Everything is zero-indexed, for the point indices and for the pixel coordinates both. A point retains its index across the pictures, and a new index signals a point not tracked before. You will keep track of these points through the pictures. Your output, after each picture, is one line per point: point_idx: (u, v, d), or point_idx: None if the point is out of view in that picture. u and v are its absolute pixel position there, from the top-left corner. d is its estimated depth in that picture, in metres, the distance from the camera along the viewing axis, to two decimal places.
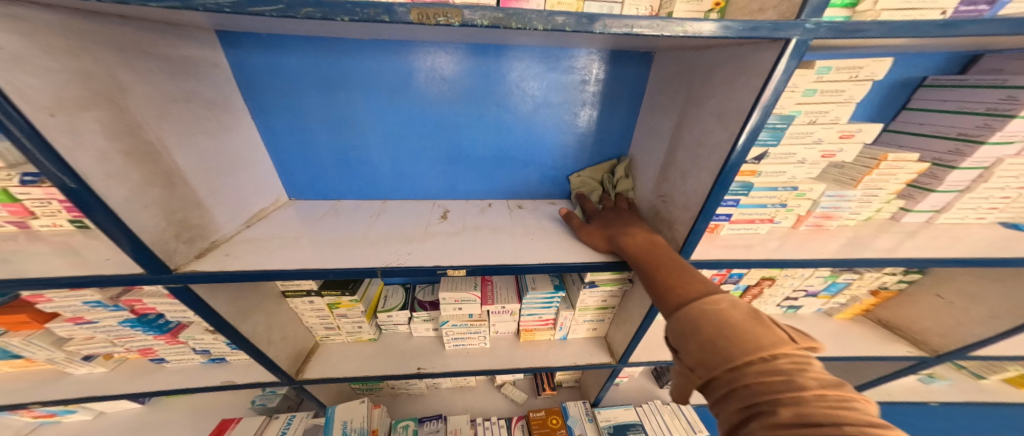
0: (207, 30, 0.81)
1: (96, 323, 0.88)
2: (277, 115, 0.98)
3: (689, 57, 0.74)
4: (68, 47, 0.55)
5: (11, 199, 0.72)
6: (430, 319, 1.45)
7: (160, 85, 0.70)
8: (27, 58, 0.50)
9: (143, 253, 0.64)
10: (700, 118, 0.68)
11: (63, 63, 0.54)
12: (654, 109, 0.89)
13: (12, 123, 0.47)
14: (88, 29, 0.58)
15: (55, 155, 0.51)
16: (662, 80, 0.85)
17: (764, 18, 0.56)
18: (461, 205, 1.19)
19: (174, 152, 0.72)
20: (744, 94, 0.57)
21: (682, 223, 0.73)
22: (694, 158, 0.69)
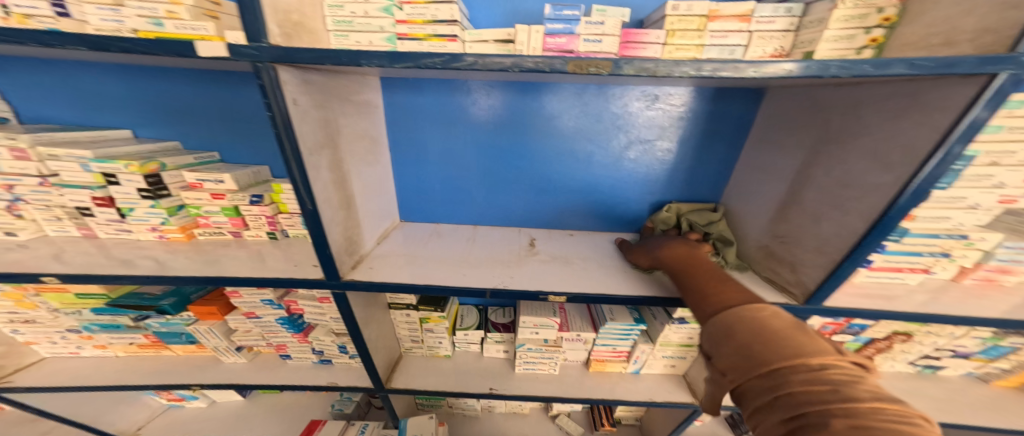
0: (371, 77, 1.04)
1: (260, 319, 1.13)
2: (402, 147, 1.20)
3: (825, 94, 0.74)
4: (322, 101, 0.74)
5: (237, 214, 0.98)
6: (503, 341, 1.48)
7: (352, 125, 0.91)
8: (308, 113, 0.70)
9: (329, 260, 0.83)
10: (844, 158, 0.68)
11: (320, 113, 0.74)
12: (769, 144, 0.90)
13: (291, 155, 0.66)
14: (328, 84, 0.78)
15: (306, 180, 0.70)
16: (789, 116, 0.84)
17: (955, 51, 0.54)
18: (547, 234, 1.25)
19: (353, 178, 0.92)
20: (925, 135, 0.54)
21: (817, 266, 0.72)
22: (837, 198, 0.69)
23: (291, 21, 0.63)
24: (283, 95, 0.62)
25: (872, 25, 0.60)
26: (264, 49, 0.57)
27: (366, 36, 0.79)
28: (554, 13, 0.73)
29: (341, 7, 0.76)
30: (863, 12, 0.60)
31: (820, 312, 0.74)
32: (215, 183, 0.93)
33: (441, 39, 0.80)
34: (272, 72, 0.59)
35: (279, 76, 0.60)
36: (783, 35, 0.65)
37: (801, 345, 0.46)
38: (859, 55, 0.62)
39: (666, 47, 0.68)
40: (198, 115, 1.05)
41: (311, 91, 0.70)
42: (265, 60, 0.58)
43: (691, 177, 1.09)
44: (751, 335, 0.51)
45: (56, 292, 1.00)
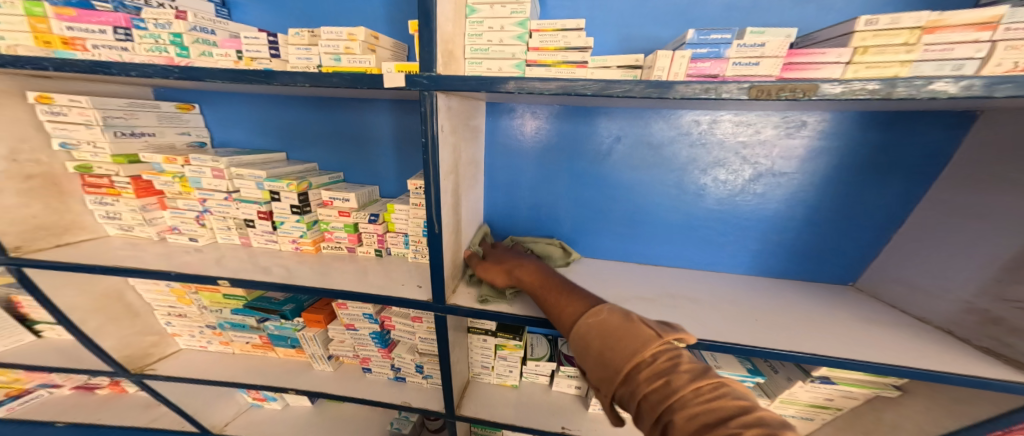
0: (481, 103, 1.08)
1: (357, 331, 1.19)
2: (498, 172, 1.21)
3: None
4: (454, 128, 0.82)
5: (354, 230, 1.08)
6: (576, 375, 1.33)
7: (468, 150, 0.98)
8: (446, 138, 0.78)
9: (439, 279, 0.86)
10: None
11: (451, 140, 0.81)
12: (979, 179, 0.74)
13: (432, 174, 0.74)
14: (458, 112, 0.85)
15: (438, 200, 0.77)
16: (1016, 146, 0.68)
17: None
18: (645, 270, 1.13)
19: (462, 201, 0.97)
20: None
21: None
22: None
23: (447, 51, 0.73)
24: (435, 119, 0.71)
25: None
26: (434, 78, 0.67)
27: (497, 63, 0.84)
28: (699, 37, 0.68)
29: (480, 37, 0.83)
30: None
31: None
32: (343, 202, 1.05)
33: (572, 66, 0.81)
34: (432, 98, 0.69)
35: (434, 102, 0.69)
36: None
37: (625, 346, 0.55)
38: None
39: (849, 67, 0.59)
40: (324, 136, 1.20)
41: (450, 116, 0.79)
42: (432, 89, 0.68)
43: (841, 216, 0.92)
44: (602, 341, 0.58)
45: (211, 291, 1.14)
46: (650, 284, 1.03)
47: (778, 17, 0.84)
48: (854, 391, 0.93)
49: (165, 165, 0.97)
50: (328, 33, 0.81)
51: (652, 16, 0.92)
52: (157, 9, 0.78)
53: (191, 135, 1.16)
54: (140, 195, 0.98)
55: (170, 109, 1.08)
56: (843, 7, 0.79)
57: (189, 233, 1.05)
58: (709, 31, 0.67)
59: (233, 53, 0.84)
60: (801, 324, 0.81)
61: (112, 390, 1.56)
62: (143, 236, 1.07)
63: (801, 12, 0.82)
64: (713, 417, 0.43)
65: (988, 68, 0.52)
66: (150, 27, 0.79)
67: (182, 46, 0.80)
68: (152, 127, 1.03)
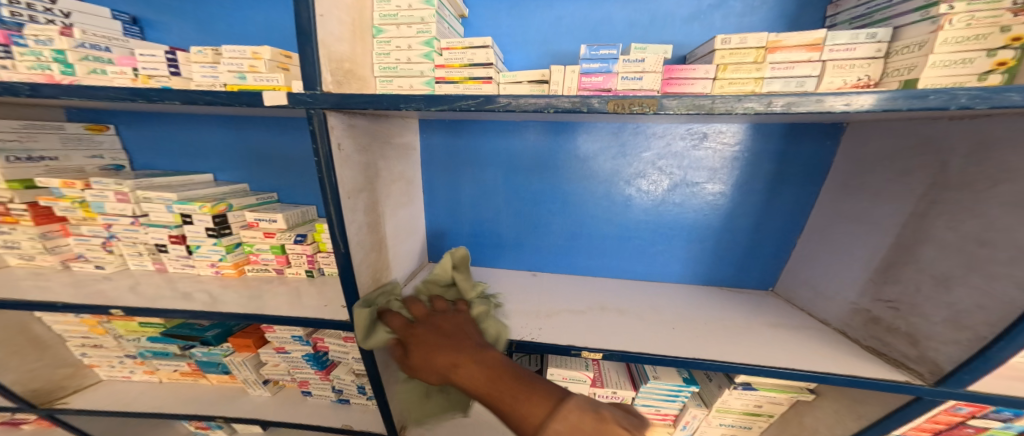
0: (410, 120, 1.09)
1: (288, 354, 1.15)
2: (436, 189, 1.21)
3: (934, 128, 0.64)
4: (364, 147, 0.82)
5: (281, 252, 1.05)
6: None
7: (391, 167, 0.97)
8: (350, 157, 0.77)
9: (353, 300, 0.84)
10: (977, 209, 0.56)
11: (361, 158, 0.81)
12: (854, 186, 0.78)
13: (329, 194, 0.72)
14: (372, 130, 0.85)
15: (341, 219, 0.75)
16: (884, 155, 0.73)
17: None
18: (581, 281, 1.13)
19: (386, 219, 0.97)
20: None
21: (956, 342, 0.58)
22: (972, 258, 0.56)
23: (343, 69, 0.73)
24: (330, 138, 0.69)
25: (995, 47, 0.49)
26: (318, 97, 0.65)
27: (407, 80, 0.84)
28: (590, 53, 0.71)
29: (388, 56, 0.83)
30: (981, 32, 0.48)
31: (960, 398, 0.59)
32: (269, 223, 1.02)
33: (477, 82, 0.82)
34: (323, 117, 0.67)
35: (327, 121, 0.68)
36: (869, 63, 0.56)
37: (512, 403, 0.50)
38: (984, 81, 0.50)
39: (716, 83, 0.63)
40: (254, 156, 1.18)
41: (354, 135, 0.77)
42: (318, 106, 0.66)
43: (755, 224, 0.95)
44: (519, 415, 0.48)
45: (124, 320, 1.09)
46: (582, 296, 1.02)
47: (673, 34, 0.87)
48: (779, 396, 0.95)
49: (61, 190, 0.92)
50: (231, 51, 0.80)
51: (564, 33, 0.95)
52: (39, 26, 0.76)
53: (104, 158, 1.11)
54: (40, 222, 0.94)
55: (74, 130, 1.03)
56: (726, 25, 0.83)
57: (95, 260, 1.01)
58: (599, 48, 0.70)
59: (129, 70, 0.82)
60: (714, 330, 0.81)
61: (38, 426, 1.47)
62: (47, 265, 1.01)
63: (692, 29, 0.85)
64: None
65: (824, 85, 0.57)
66: (28, 43, 0.76)
67: (66, 63, 0.78)
68: (54, 151, 0.98)
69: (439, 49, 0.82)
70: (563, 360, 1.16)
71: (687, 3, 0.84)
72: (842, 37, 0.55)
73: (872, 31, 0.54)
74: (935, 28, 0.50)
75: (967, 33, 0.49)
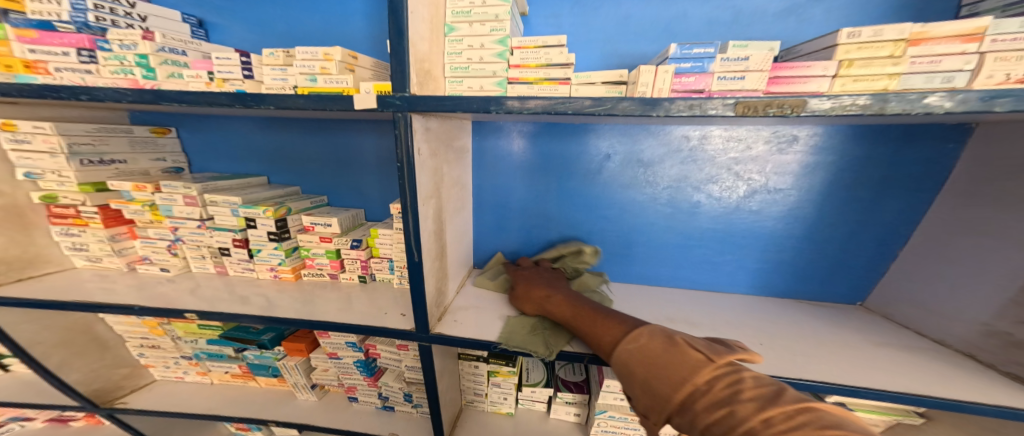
0: (466, 122, 1.05)
1: (340, 359, 1.13)
2: (487, 193, 1.18)
3: None
4: (434, 151, 0.78)
5: (336, 256, 1.03)
6: (575, 402, 1.25)
7: (452, 172, 0.94)
8: (425, 162, 0.74)
9: (419, 309, 0.81)
10: None
11: (431, 164, 0.77)
12: (988, 198, 0.71)
13: (408, 200, 0.70)
14: (440, 134, 0.82)
15: (416, 226, 0.73)
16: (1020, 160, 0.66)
17: None
18: (639, 291, 1.08)
19: (447, 226, 0.93)
20: None
21: None
22: None
23: (423, 69, 0.70)
24: (412, 142, 0.67)
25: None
26: (408, 99, 0.63)
27: (478, 81, 0.78)
28: (683, 52, 0.66)
29: (459, 55, 0.78)
30: None
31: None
32: (325, 227, 1.00)
33: (554, 82, 0.76)
34: (407, 119, 0.65)
35: (411, 124, 0.66)
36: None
37: (674, 371, 0.49)
38: None
39: (836, 80, 0.59)
40: (306, 160, 1.17)
41: (429, 138, 0.75)
42: (406, 108, 0.64)
43: (842, 233, 0.89)
44: (648, 369, 0.51)
45: (184, 322, 1.10)
46: (648, 307, 0.97)
47: (761, 30, 0.82)
48: (870, 418, 0.88)
49: (132, 194, 0.93)
50: (304, 53, 0.78)
51: (636, 31, 0.90)
52: (123, 30, 0.77)
53: (167, 161, 1.12)
54: (110, 225, 0.95)
55: (143, 134, 1.04)
56: (824, 19, 0.78)
57: (159, 262, 1.01)
58: (693, 46, 0.66)
59: (204, 74, 0.81)
60: (808, 350, 0.75)
61: (87, 423, 1.49)
62: (112, 267, 1.02)
63: (784, 25, 0.80)
64: (632, 345, 0.55)
65: (978, 80, 0.53)
66: (114, 48, 0.78)
67: (148, 67, 0.78)
68: (123, 154, 0.99)
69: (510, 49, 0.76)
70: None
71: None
72: (1012, 24, 0.50)
73: None
74: None
75: None
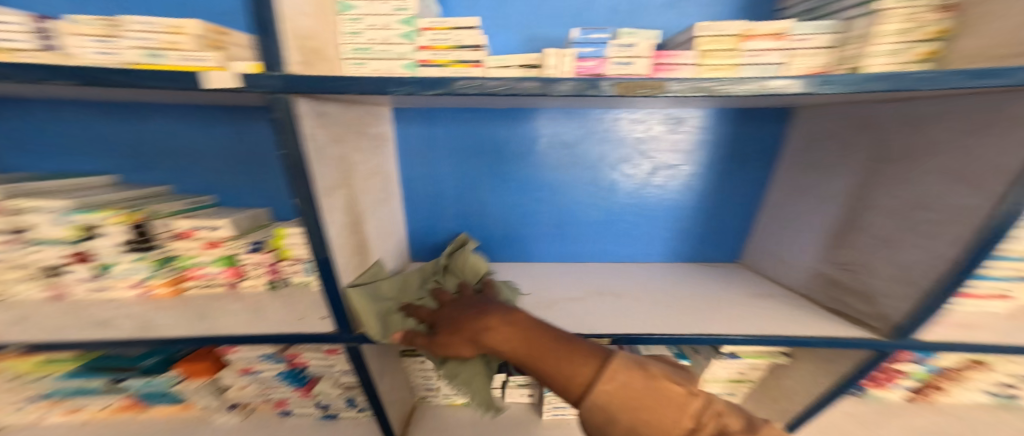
0: (383, 108, 0.99)
1: (258, 374, 1.04)
2: (417, 183, 1.13)
3: (875, 110, 0.75)
4: (333, 137, 0.70)
5: (231, 263, 0.90)
6: (528, 383, 1.31)
7: (366, 162, 0.87)
8: (322, 149, 0.66)
9: (338, 310, 0.74)
10: (910, 180, 0.66)
11: (330, 150, 0.69)
12: (812, 166, 0.90)
13: (303, 199, 0.61)
14: (340, 119, 0.74)
15: (319, 221, 0.65)
16: (831, 133, 0.85)
17: (1010, 66, 0.53)
18: (567, 268, 1.16)
19: (366, 220, 0.85)
20: (1005, 154, 0.49)
21: (902, 298, 0.66)
22: (912, 221, 0.65)
23: (306, 48, 0.63)
24: (297, 132, 0.58)
25: (914, 40, 0.61)
26: (283, 79, 0.54)
27: (387, 63, 0.72)
28: (582, 36, 0.71)
29: (360, 35, 0.70)
30: (920, 26, 0.60)
31: (916, 347, 0.68)
32: (210, 231, 0.86)
33: (465, 66, 0.69)
34: (286, 104, 0.56)
35: (292, 109, 0.56)
36: (825, 52, 0.65)
37: (663, 417, 0.37)
38: (915, 49, 0.62)
39: (698, 69, 0.69)
40: (191, 154, 1.01)
41: (324, 122, 0.67)
42: (281, 92, 0.54)
43: (725, 200, 1.06)
44: (632, 415, 0.36)
45: (20, 359, 0.89)
46: (577, 281, 1.05)
47: (653, 19, 0.91)
48: (756, 361, 1.09)
49: None
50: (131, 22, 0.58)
51: (548, 16, 0.92)
52: None
53: None
54: None
55: None
56: (699, 11, 0.90)
57: None
58: (590, 31, 0.71)
59: None
60: (703, 306, 0.88)
61: None
62: None
63: (671, 15, 0.90)
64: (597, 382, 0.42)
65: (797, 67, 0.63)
66: None
67: None
68: None
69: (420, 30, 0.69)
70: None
71: None
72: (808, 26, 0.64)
73: (827, 24, 0.63)
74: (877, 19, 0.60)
75: (908, 25, 0.60)
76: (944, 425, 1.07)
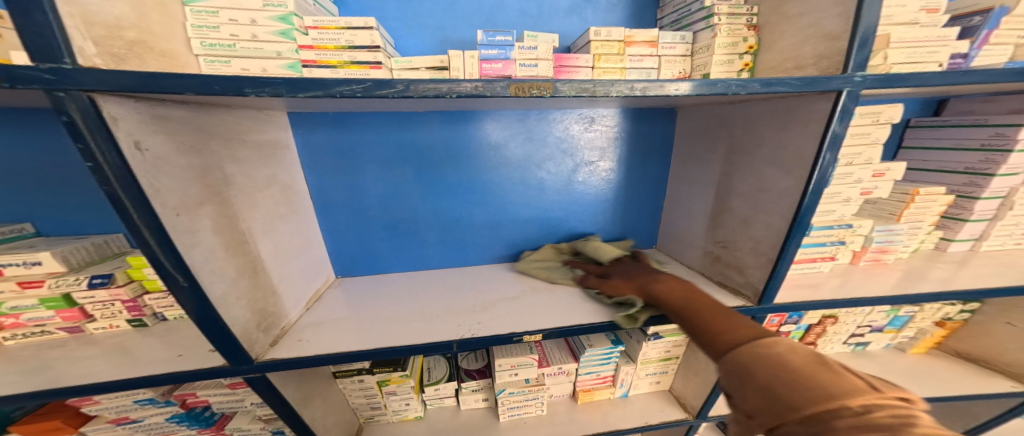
0: (278, 113, 0.85)
1: (141, 421, 0.87)
2: (332, 194, 1.00)
3: (724, 110, 0.90)
4: (193, 143, 0.56)
5: (68, 305, 0.74)
6: (481, 388, 1.25)
7: (249, 173, 0.70)
8: (171, 157, 0.52)
9: (227, 347, 0.61)
10: (757, 169, 0.80)
11: (189, 159, 0.55)
12: (692, 158, 1.04)
13: (140, 223, 0.47)
14: (206, 120, 0.60)
15: (174, 249, 0.50)
16: (700, 129, 1.00)
17: (805, 73, 0.68)
18: (504, 269, 1.17)
19: (260, 240, 0.71)
20: (806, 141, 0.67)
21: (758, 267, 0.81)
22: (760, 203, 0.79)
23: (129, 40, 0.50)
24: (113, 137, 0.44)
25: (742, 52, 0.79)
26: (72, 73, 0.40)
27: (256, 61, 0.61)
28: (488, 39, 0.75)
29: (217, 29, 0.59)
30: (737, 40, 0.78)
31: (773, 310, 0.81)
32: (27, 268, 0.72)
33: (362, 67, 0.66)
34: (88, 103, 0.42)
35: (99, 110, 0.42)
36: (682, 59, 0.83)
37: (817, 384, 0.40)
38: (742, 58, 0.79)
39: (595, 70, 0.81)
40: (11, 171, 0.82)
41: (175, 127, 0.53)
42: (73, 87, 0.41)
43: (635, 191, 1.19)
44: (772, 374, 0.44)
45: None
46: (514, 280, 1.07)
47: (559, 23, 0.97)
48: (676, 338, 1.21)
49: None
50: None
51: (457, 18, 0.93)
52: None
53: None
54: None
55: None
56: (596, 18, 0.98)
57: None
58: (495, 34, 0.75)
59: None
60: (623, 292, 0.95)
61: None
62: None
63: (572, 21, 0.97)
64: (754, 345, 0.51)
65: None
66: None
67: None
68: None
69: (303, 28, 0.62)
70: (509, 349, 1.19)
71: None
72: (669, 37, 0.82)
73: (682, 35, 0.81)
74: (713, 34, 0.77)
75: (730, 40, 0.78)
76: None
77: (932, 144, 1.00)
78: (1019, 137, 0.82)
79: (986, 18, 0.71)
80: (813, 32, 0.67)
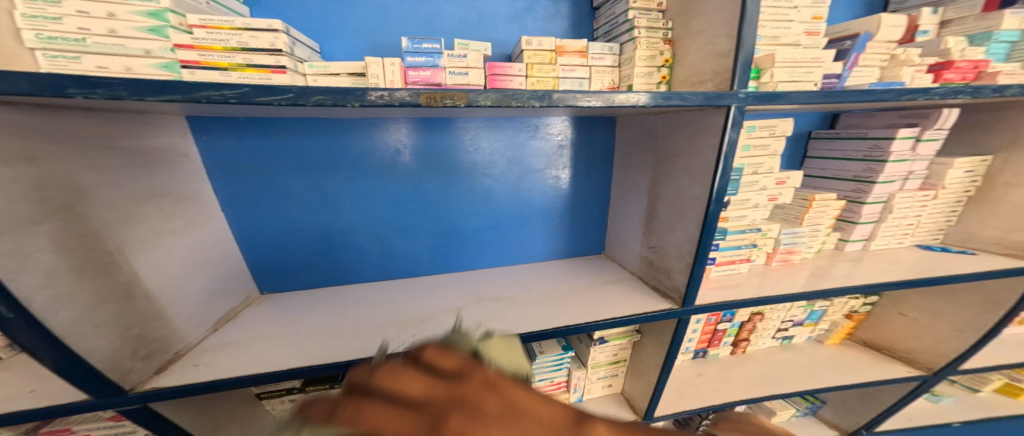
0: (175, 117, 0.78)
1: None
2: (254, 205, 0.92)
3: (650, 120, 0.95)
4: (27, 151, 0.49)
5: None
6: None
7: (122, 183, 0.63)
8: None
9: (89, 380, 0.54)
10: (675, 177, 0.85)
11: (16, 170, 0.48)
12: (630, 167, 1.09)
13: None
14: (56, 124, 0.54)
15: None
16: (633, 138, 1.05)
17: (705, 88, 0.74)
18: (452, 279, 1.14)
19: (137, 258, 0.64)
20: (709, 151, 0.72)
21: (680, 270, 0.85)
22: (678, 209, 0.84)
23: None
24: None
25: (660, 65, 0.84)
26: None
27: (117, 59, 0.55)
28: (414, 46, 0.74)
29: (59, 20, 0.52)
30: (656, 53, 0.83)
31: (697, 311, 0.86)
32: None
33: (262, 70, 0.62)
34: None
35: None
36: (611, 70, 0.87)
37: None
38: (660, 71, 0.84)
39: (528, 79, 0.83)
40: None
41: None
42: None
43: (581, 199, 1.22)
44: None
45: None
46: (461, 290, 1.05)
47: (497, 32, 0.98)
48: (622, 342, 1.23)
49: None
50: None
51: (392, 23, 0.91)
52: None
53: None
54: None
55: None
56: (535, 27, 1.00)
57: None
58: (421, 41, 0.74)
59: None
60: (563, 299, 0.96)
61: None
62: None
63: (512, 29, 0.99)
64: None
65: None
66: None
67: None
68: None
69: (189, 27, 0.58)
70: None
71: (504, 6, 0.97)
72: (599, 48, 0.85)
73: (610, 47, 0.85)
74: (633, 48, 0.82)
75: (650, 53, 0.82)
76: (753, 370, 1.26)
77: (828, 154, 1.12)
78: (891, 149, 0.94)
79: (854, 42, 0.81)
80: (711, 49, 0.72)
